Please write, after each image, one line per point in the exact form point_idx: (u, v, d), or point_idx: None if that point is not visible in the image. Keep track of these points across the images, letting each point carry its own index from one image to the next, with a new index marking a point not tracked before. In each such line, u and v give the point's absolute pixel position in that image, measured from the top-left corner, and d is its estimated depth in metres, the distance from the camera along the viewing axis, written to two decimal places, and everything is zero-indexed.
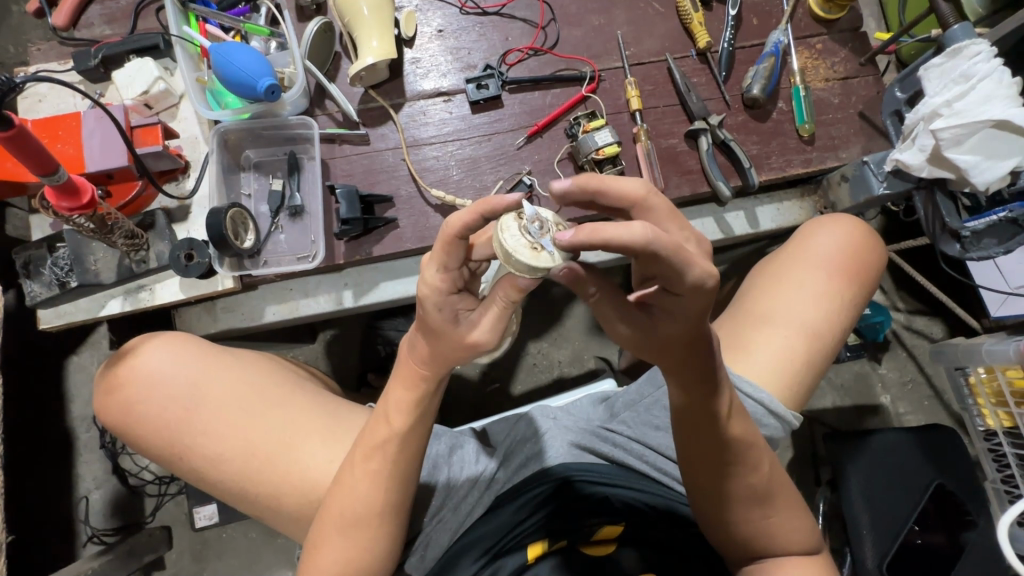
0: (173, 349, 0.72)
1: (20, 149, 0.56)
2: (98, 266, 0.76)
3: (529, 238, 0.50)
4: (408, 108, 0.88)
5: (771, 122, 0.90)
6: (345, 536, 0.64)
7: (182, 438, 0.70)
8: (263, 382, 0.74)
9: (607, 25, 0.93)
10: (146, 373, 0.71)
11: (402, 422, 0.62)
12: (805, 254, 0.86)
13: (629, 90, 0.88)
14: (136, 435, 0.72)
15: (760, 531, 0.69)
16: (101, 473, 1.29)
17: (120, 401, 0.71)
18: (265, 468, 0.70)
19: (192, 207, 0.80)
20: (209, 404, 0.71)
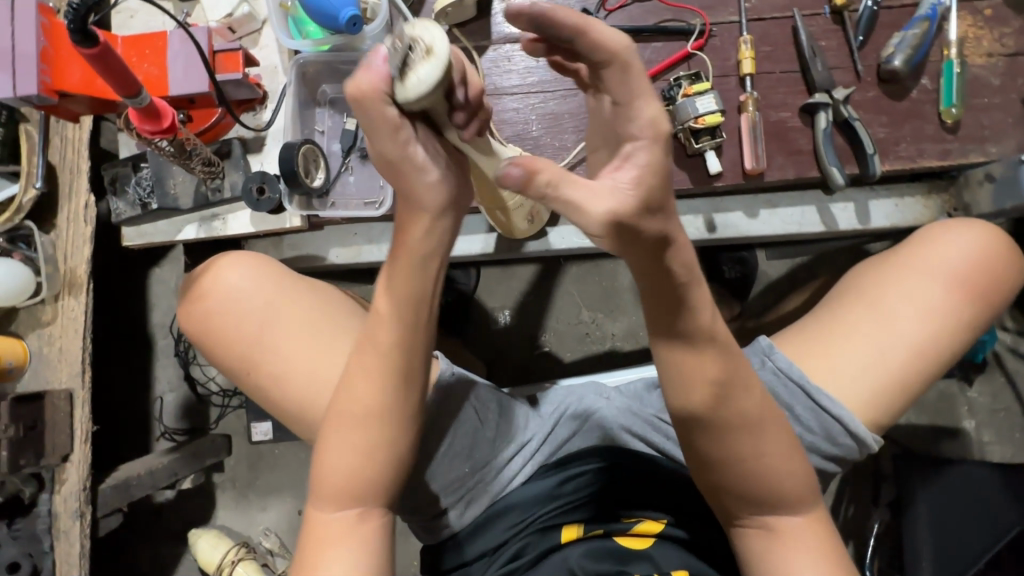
0: (252, 269, 0.75)
1: (103, 66, 0.55)
2: (177, 190, 0.78)
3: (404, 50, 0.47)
4: (492, 52, 0.82)
5: (909, 101, 0.77)
6: (354, 432, 0.60)
7: (250, 352, 0.73)
8: (331, 309, 0.75)
9: None
10: (228, 290, 0.74)
11: (385, 316, 0.59)
12: (923, 257, 0.75)
13: (742, 50, 0.77)
14: (210, 347, 0.75)
15: (746, 454, 0.58)
16: (175, 378, 1.40)
17: (200, 310, 0.75)
18: (310, 382, 0.71)
19: (267, 139, 0.79)
20: (277, 322, 0.73)
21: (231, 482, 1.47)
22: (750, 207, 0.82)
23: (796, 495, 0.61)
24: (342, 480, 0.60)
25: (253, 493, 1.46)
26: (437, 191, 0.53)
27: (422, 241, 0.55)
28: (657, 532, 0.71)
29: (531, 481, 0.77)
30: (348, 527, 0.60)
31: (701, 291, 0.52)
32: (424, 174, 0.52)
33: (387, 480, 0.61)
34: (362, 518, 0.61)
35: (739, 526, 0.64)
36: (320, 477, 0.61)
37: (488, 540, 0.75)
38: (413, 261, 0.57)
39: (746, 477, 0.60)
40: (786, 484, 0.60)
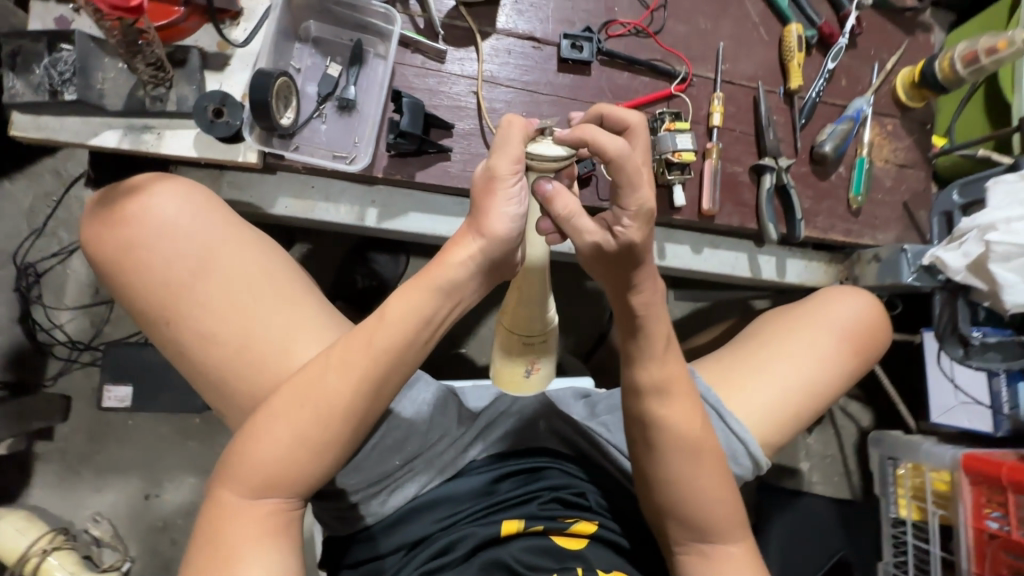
0: (193, 208, 0.70)
1: None
2: (105, 87, 0.66)
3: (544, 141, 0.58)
4: (494, 41, 0.82)
5: (828, 183, 0.91)
6: (311, 421, 0.61)
7: (175, 304, 0.67)
8: (279, 280, 0.72)
9: (712, 32, 0.90)
10: (159, 221, 0.68)
11: (391, 320, 0.61)
12: (821, 313, 0.88)
13: (715, 104, 0.86)
14: (128, 283, 0.68)
15: (682, 477, 0.65)
16: (4, 318, 1.24)
17: (123, 236, 0.68)
18: (241, 345, 0.68)
19: (232, 58, 0.70)
20: (216, 276, 0.68)
21: (60, 454, 1.23)
22: (695, 244, 0.90)
23: (726, 521, 0.67)
24: (278, 457, 0.60)
25: (88, 469, 1.23)
26: (510, 222, 0.56)
27: (463, 263, 0.59)
28: (591, 532, 0.72)
29: (464, 475, 0.76)
30: (263, 515, 0.61)
31: (661, 330, 0.62)
32: (508, 208, 0.56)
33: (317, 475, 0.63)
34: (278, 509, 0.62)
35: (678, 553, 0.70)
36: (251, 449, 0.60)
37: (411, 532, 0.72)
38: (438, 284, 0.60)
39: (684, 501, 0.66)
40: (712, 508, 0.66)
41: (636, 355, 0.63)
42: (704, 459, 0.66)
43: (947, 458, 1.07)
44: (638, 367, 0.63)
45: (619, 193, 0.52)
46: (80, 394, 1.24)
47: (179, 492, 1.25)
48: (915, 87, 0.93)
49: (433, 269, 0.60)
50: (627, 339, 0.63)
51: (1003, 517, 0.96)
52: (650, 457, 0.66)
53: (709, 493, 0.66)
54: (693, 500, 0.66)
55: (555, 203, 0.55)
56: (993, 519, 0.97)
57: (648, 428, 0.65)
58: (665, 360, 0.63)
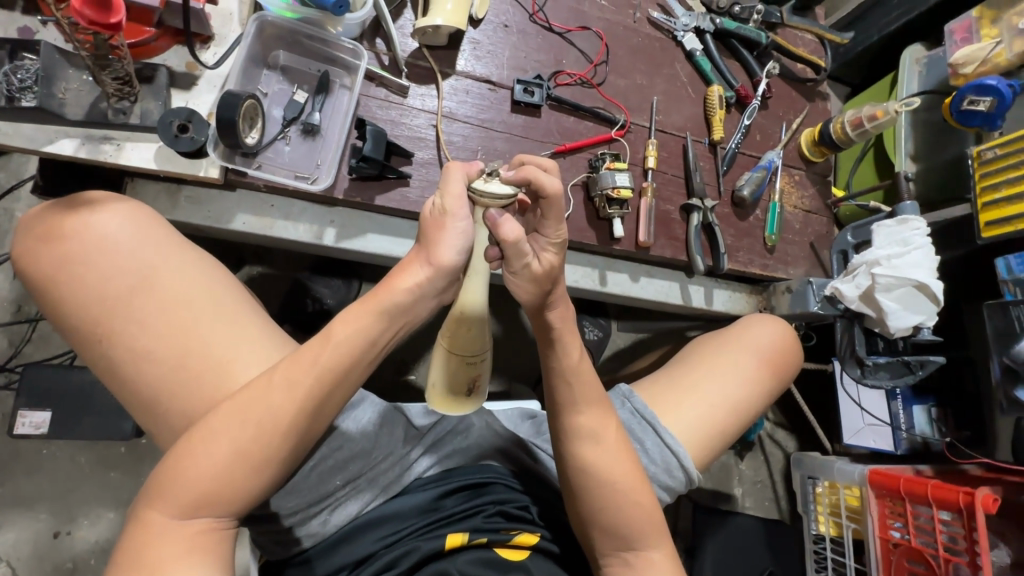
0: (138, 220, 0.61)
1: None
2: (66, 97, 0.66)
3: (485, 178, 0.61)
4: (454, 81, 0.89)
5: (747, 223, 1.04)
6: (247, 439, 0.54)
7: (109, 324, 0.57)
8: (233, 301, 0.63)
9: (648, 87, 1.02)
10: (98, 236, 0.58)
11: (337, 342, 0.58)
12: (741, 339, 0.98)
13: (650, 149, 0.96)
14: (57, 303, 0.58)
15: (597, 484, 0.68)
16: None
17: (58, 253, 0.58)
18: (182, 371, 0.58)
19: (200, 79, 0.73)
20: (160, 294, 0.59)
21: None
22: (634, 273, 0.99)
23: (653, 529, 0.69)
24: (210, 482, 0.53)
25: None
26: (456, 254, 0.59)
27: (409, 290, 0.59)
28: (534, 544, 0.72)
29: (407, 492, 0.74)
30: (190, 538, 0.52)
31: (574, 343, 0.68)
32: (457, 240, 0.58)
33: (255, 496, 0.56)
34: (210, 529, 0.54)
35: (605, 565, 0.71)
36: (177, 474, 0.53)
37: (354, 552, 0.68)
38: (385, 307, 0.59)
39: (605, 510, 0.68)
40: (638, 515, 0.68)
41: (555, 370, 0.68)
42: (625, 468, 0.69)
43: (856, 475, 1.17)
44: (559, 381, 0.68)
45: (543, 224, 0.61)
46: None
47: (95, 529, 1.15)
48: (815, 145, 1.09)
49: (380, 291, 0.59)
50: (548, 354, 0.68)
51: (904, 526, 1.07)
52: (576, 468, 0.69)
53: (633, 499, 0.69)
54: (619, 509, 0.68)
55: (504, 228, 0.57)
56: (896, 528, 1.08)
57: (570, 437, 0.69)
58: (578, 370, 0.68)
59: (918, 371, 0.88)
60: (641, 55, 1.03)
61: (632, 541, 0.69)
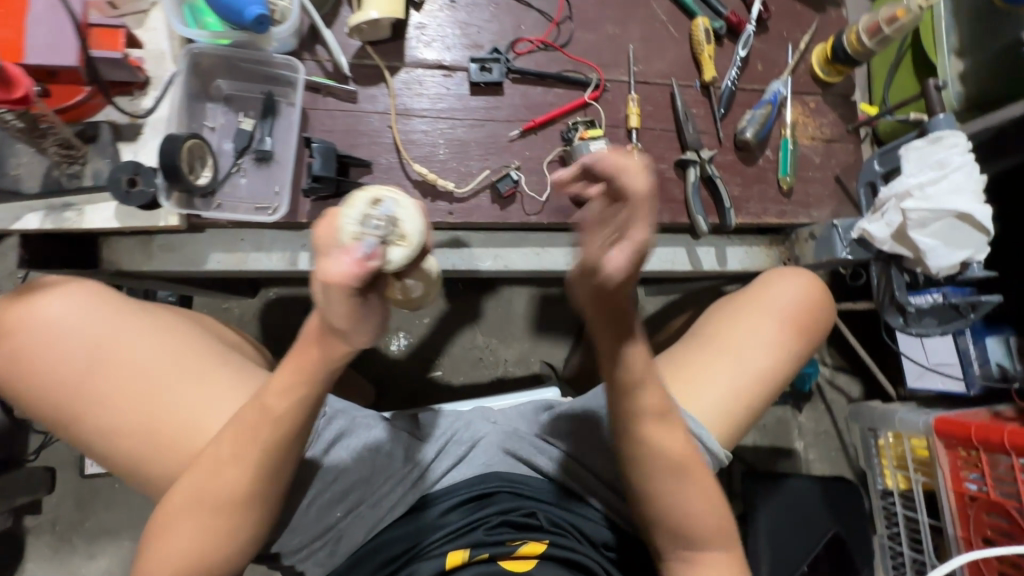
0: (85, 299, 0.62)
1: None
2: (20, 172, 0.68)
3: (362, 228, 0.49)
4: (405, 74, 0.83)
5: (755, 167, 0.92)
6: (220, 509, 0.57)
7: (74, 408, 0.60)
8: (186, 357, 0.63)
9: (621, 36, 0.91)
10: (44, 324, 0.60)
11: (279, 411, 0.55)
12: (763, 302, 0.88)
13: (630, 106, 0.87)
14: (19, 394, 0.60)
15: (661, 493, 0.64)
16: None
17: (9, 347, 0.60)
18: (153, 438, 0.60)
19: (145, 127, 0.72)
20: (113, 371, 0.60)
21: (50, 525, 1.24)
22: None
23: (706, 521, 0.66)
24: (192, 552, 0.58)
25: (80, 537, 1.24)
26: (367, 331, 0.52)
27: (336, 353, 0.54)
28: (541, 552, 0.69)
29: (410, 513, 0.73)
30: None
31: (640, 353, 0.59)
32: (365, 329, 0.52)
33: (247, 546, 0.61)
34: None
35: (667, 561, 0.69)
36: (167, 544, 0.58)
37: None
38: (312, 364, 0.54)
39: (681, 518, 0.65)
40: (706, 521, 0.65)
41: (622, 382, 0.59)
42: (694, 467, 0.65)
43: (921, 424, 1.05)
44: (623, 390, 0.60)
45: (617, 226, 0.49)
46: (64, 463, 1.25)
47: None
48: (830, 64, 0.94)
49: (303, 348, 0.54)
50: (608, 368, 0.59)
51: (981, 478, 0.95)
52: (641, 477, 0.64)
53: (699, 500, 0.65)
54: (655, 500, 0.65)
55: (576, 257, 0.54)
56: (972, 479, 0.96)
57: (634, 444, 0.63)
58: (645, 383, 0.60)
59: (968, 313, 0.80)
60: (610, 1, 0.92)
61: (694, 539, 0.66)
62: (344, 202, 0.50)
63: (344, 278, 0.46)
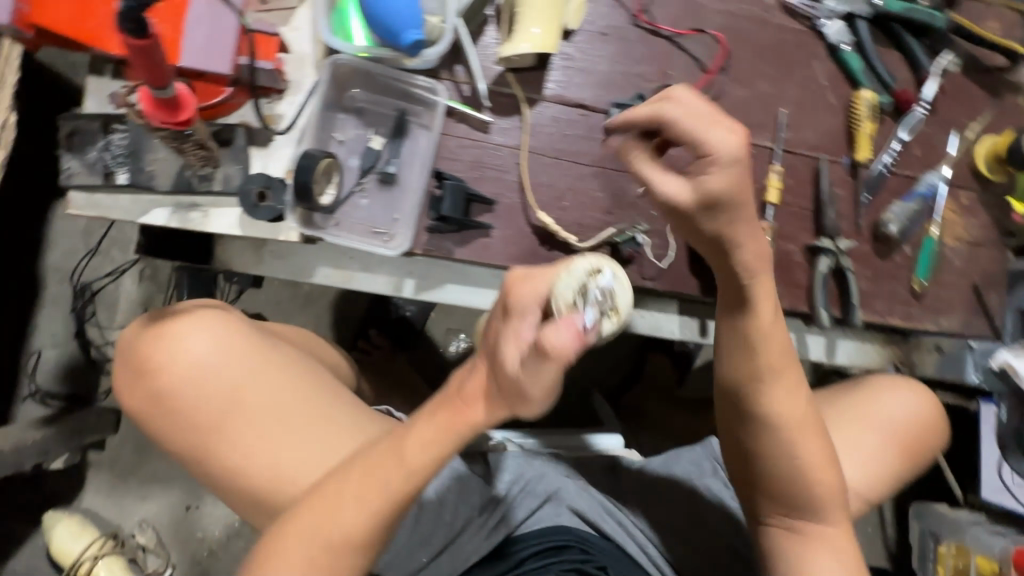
0: (220, 337, 0.68)
1: (141, 57, 0.47)
2: (155, 168, 0.66)
3: (588, 296, 0.56)
4: (541, 108, 0.78)
5: (890, 262, 0.85)
6: (325, 549, 0.57)
7: (208, 444, 0.66)
8: (306, 399, 0.69)
9: (775, 96, 0.84)
10: (186, 363, 0.66)
11: (408, 461, 0.58)
12: (870, 410, 0.82)
13: (772, 179, 0.80)
14: (162, 429, 0.68)
15: (779, 452, 0.67)
16: (61, 334, 1.29)
17: (154, 385, 0.67)
18: (272, 478, 0.66)
19: (277, 135, 0.70)
20: (245, 410, 0.66)
21: (110, 463, 1.31)
22: None
23: (828, 498, 0.68)
24: None
25: (136, 479, 1.31)
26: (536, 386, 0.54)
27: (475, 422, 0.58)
28: None
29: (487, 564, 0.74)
30: None
31: (766, 301, 0.63)
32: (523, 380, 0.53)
33: None
34: None
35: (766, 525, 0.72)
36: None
37: None
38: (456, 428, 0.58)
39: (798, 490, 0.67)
40: (816, 491, 0.67)
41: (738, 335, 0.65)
42: (810, 435, 0.67)
43: (996, 548, 1.00)
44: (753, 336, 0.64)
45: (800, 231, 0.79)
46: None
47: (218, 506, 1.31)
48: (998, 161, 0.86)
49: (448, 413, 0.58)
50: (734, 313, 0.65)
51: None
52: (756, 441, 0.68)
53: (818, 474, 0.67)
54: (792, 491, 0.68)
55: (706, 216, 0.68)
56: None
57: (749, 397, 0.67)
58: (769, 331, 0.64)
59: None
60: (770, 55, 0.84)
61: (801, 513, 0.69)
62: (569, 267, 0.57)
63: (569, 348, 0.49)
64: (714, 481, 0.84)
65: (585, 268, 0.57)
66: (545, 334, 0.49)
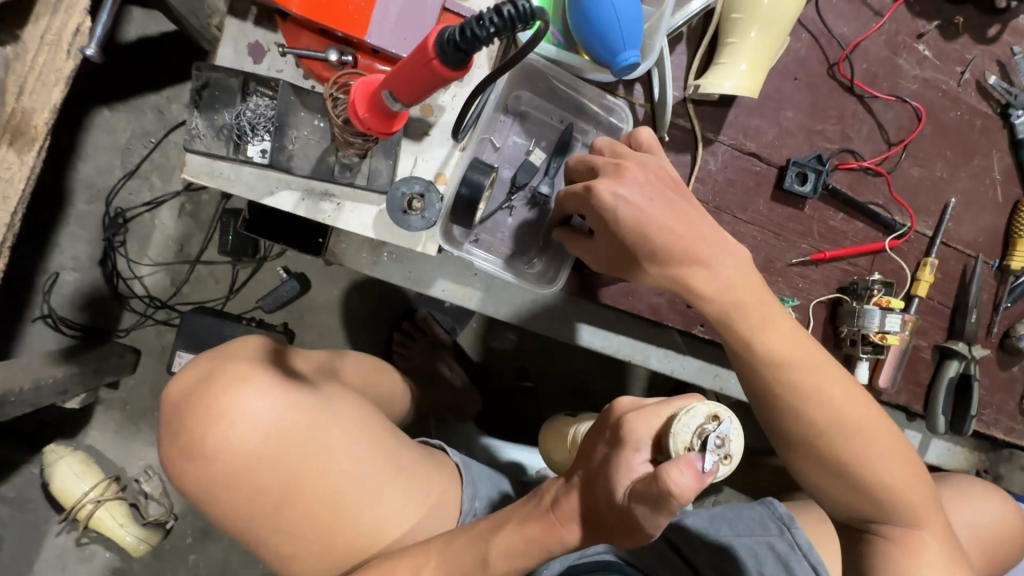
0: (266, 409, 0.56)
1: (418, 79, 0.41)
2: (296, 148, 0.57)
3: (700, 438, 0.41)
4: (714, 150, 0.70)
5: (1008, 374, 0.83)
6: None
7: (264, 526, 0.57)
8: (366, 455, 0.60)
9: (947, 182, 0.78)
10: (229, 445, 0.55)
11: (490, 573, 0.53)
12: (956, 510, 0.80)
13: (927, 272, 0.75)
14: (210, 510, 0.58)
15: (859, 455, 0.55)
16: (85, 257, 1.17)
17: (199, 471, 0.56)
18: (338, 552, 0.59)
19: (434, 131, 0.60)
20: (309, 487, 0.57)
21: (122, 403, 1.22)
22: None
23: (912, 493, 0.56)
24: None
25: (147, 424, 1.23)
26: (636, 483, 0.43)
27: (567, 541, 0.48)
28: None
29: None
30: None
31: (781, 320, 0.56)
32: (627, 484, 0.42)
33: None
34: None
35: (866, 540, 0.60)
36: None
37: None
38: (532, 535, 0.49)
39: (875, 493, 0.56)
40: (897, 490, 0.56)
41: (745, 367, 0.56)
42: (877, 434, 0.55)
43: None
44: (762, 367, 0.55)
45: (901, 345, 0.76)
46: (150, 350, 1.22)
47: None
48: None
49: (538, 530, 0.48)
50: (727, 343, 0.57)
51: None
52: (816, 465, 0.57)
53: (896, 472, 0.56)
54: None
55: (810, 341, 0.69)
56: None
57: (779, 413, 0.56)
58: (780, 353, 0.55)
59: None
60: (953, 136, 0.77)
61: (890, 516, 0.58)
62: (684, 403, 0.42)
63: (684, 497, 0.38)
64: (777, 541, 0.83)
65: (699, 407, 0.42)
66: (663, 471, 0.38)
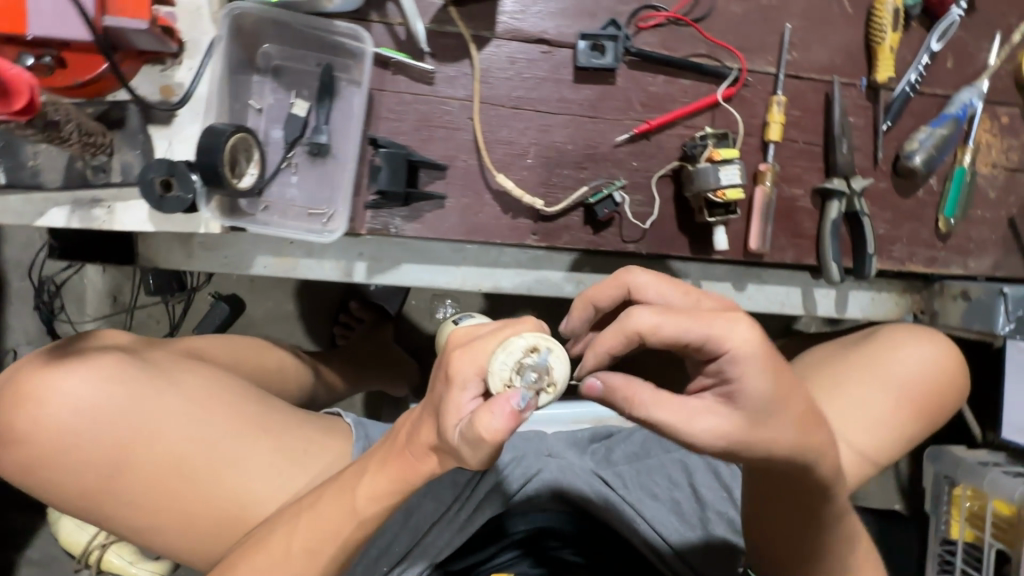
0: (91, 387, 0.55)
1: None
2: (38, 163, 0.57)
3: (521, 371, 0.40)
4: (493, 47, 0.66)
5: (912, 200, 0.74)
6: None
7: (105, 504, 0.56)
8: (216, 421, 0.59)
9: (777, 9, 0.70)
10: (55, 426, 0.53)
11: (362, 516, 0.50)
12: (887, 364, 0.73)
13: (774, 110, 0.68)
14: (51, 496, 0.56)
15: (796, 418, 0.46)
16: (34, 330, 1.24)
17: (22, 455, 0.54)
18: (203, 520, 0.58)
19: (180, 111, 0.59)
20: (147, 462, 0.56)
21: None
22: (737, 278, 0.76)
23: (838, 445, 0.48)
24: None
25: None
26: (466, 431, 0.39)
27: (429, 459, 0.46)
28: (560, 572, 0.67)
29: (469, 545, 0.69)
30: None
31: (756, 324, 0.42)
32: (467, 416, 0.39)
33: None
34: None
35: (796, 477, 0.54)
36: None
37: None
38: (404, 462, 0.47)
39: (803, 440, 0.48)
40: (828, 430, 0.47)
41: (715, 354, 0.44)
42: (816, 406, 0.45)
43: None
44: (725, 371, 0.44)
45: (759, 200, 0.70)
46: None
47: None
48: None
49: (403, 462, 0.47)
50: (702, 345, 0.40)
51: None
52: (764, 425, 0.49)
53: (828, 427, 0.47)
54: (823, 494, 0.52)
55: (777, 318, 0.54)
56: None
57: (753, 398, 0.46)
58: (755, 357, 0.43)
59: None
60: None
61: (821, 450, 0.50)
62: (506, 336, 0.41)
63: (499, 437, 0.37)
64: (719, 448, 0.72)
65: (522, 341, 0.41)
66: (476, 416, 0.37)
